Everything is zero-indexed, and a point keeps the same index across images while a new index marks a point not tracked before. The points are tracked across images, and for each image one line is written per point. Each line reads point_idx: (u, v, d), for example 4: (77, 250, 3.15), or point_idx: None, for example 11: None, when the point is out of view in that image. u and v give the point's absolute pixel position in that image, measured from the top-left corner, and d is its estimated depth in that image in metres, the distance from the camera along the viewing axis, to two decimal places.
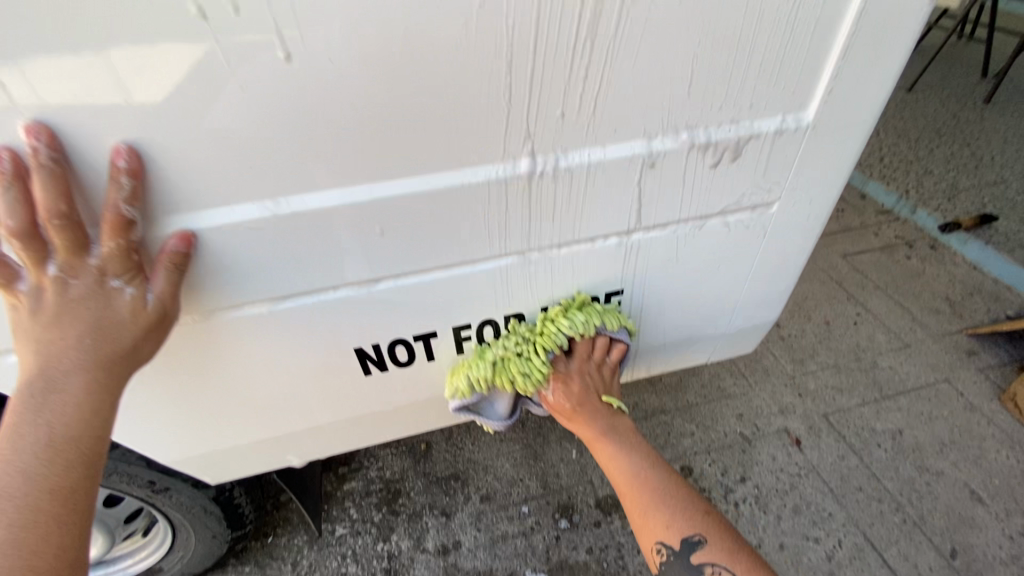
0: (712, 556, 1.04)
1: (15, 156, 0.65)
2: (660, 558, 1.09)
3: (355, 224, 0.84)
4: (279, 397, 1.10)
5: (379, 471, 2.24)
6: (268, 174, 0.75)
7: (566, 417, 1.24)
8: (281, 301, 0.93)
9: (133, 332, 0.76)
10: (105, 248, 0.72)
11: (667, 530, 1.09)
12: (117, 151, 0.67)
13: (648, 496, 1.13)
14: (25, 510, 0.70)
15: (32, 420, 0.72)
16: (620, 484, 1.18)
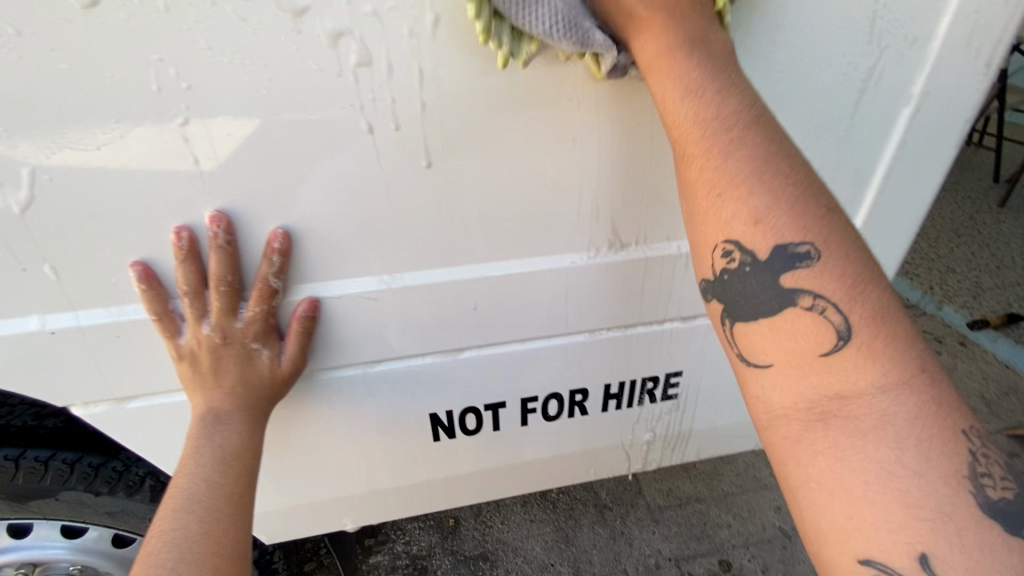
0: (826, 283, 0.64)
1: (194, 235, 0.79)
2: (723, 263, 0.69)
3: (453, 300, 0.95)
4: (349, 460, 1.14)
5: (406, 545, 2.18)
6: (391, 254, 0.87)
7: (644, 31, 0.71)
8: (375, 365, 1.01)
9: (272, 382, 0.88)
10: (255, 312, 0.85)
11: (756, 228, 0.66)
12: (275, 235, 0.80)
13: (744, 174, 0.66)
14: (210, 509, 0.76)
15: (205, 442, 0.82)
16: (693, 144, 0.68)
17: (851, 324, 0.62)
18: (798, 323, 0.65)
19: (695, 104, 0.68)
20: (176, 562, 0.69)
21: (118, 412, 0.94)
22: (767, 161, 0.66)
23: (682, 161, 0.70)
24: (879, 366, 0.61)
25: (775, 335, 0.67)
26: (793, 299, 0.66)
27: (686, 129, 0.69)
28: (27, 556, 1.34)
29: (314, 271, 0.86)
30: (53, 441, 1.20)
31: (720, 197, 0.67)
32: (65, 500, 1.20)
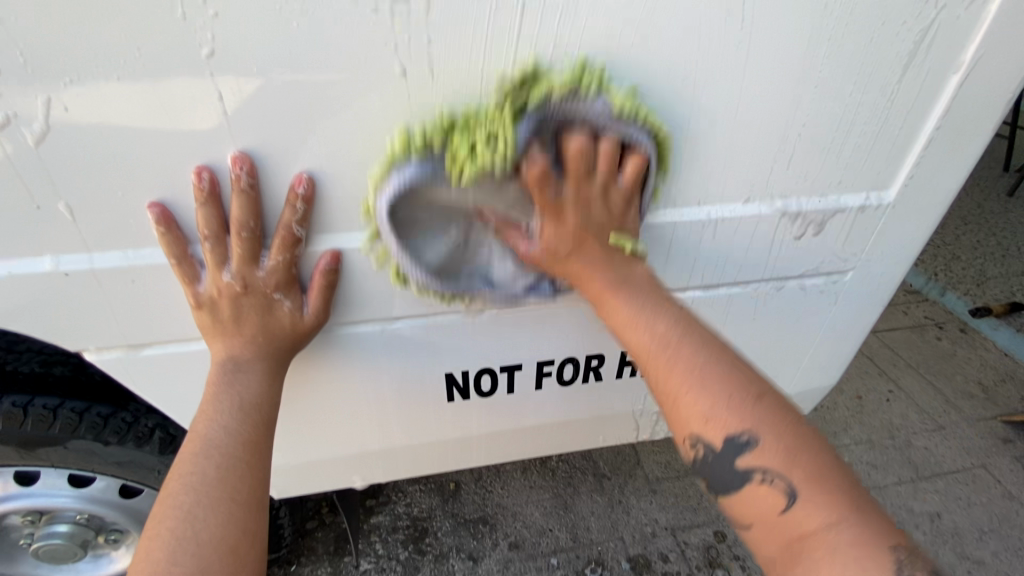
0: (766, 459, 0.71)
1: (215, 175, 0.76)
2: (694, 454, 0.77)
3: (478, 257, 0.92)
4: (362, 417, 1.13)
5: (407, 507, 2.21)
6: (416, 208, 0.84)
7: (577, 239, 0.82)
8: (394, 322, 0.99)
9: (293, 334, 0.86)
10: (277, 261, 0.82)
11: (707, 424, 0.74)
12: (301, 180, 0.77)
13: (688, 364, 0.76)
14: (227, 454, 0.76)
15: (225, 387, 0.81)
16: (651, 364, 0.78)
17: (795, 486, 0.69)
18: (756, 494, 0.72)
19: (635, 321, 0.80)
20: (193, 504, 0.70)
21: (132, 359, 0.92)
22: (703, 363, 0.75)
23: (643, 366, 0.79)
24: (823, 513, 0.66)
25: (742, 504, 0.74)
26: (748, 477, 0.72)
27: (646, 355, 0.79)
28: (35, 502, 1.34)
29: (338, 221, 0.83)
30: (61, 389, 1.19)
31: (682, 387, 0.75)
32: (74, 448, 1.20)
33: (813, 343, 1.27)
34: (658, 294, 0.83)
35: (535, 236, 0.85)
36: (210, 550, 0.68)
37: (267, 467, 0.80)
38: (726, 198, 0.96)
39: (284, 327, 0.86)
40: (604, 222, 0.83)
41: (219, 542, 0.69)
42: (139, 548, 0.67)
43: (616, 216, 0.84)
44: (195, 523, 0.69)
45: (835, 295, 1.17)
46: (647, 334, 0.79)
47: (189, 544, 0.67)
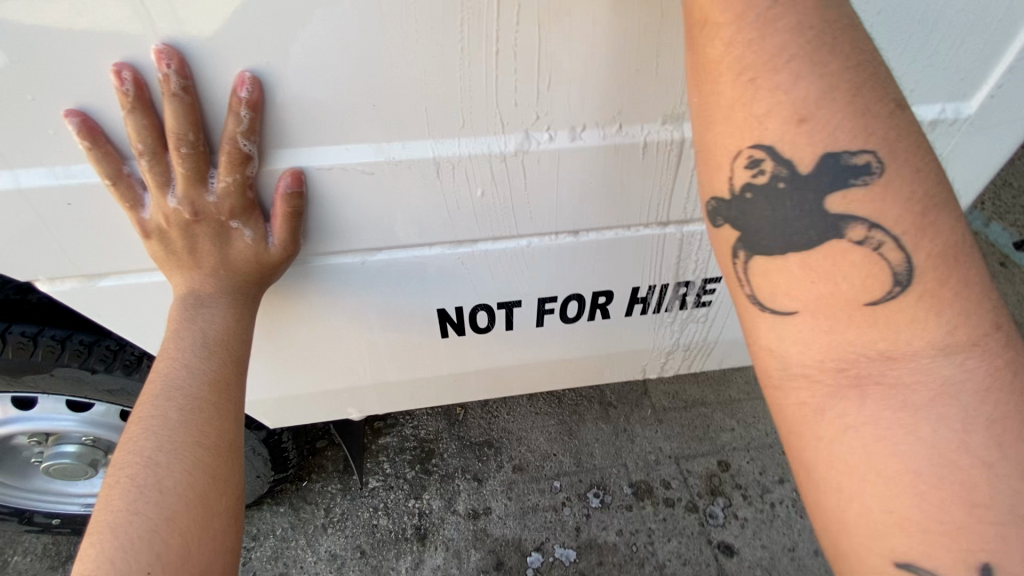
0: (880, 204, 0.51)
1: (139, 76, 0.63)
2: (748, 176, 0.54)
3: (467, 179, 0.79)
4: (351, 353, 1.06)
5: (414, 429, 2.24)
6: (388, 116, 0.70)
7: None
8: (377, 253, 0.88)
9: (257, 266, 0.76)
10: (228, 181, 0.70)
11: (797, 125, 0.52)
12: (242, 79, 0.63)
13: (782, 50, 0.51)
14: (192, 396, 0.68)
15: (188, 322, 0.73)
16: (722, 56, 0.53)
17: (913, 263, 0.50)
18: (840, 262, 0.52)
19: (735, 4, 0.52)
20: (154, 452, 0.64)
21: (90, 290, 0.84)
22: (807, 49, 0.51)
23: (711, 81, 0.54)
24: (941, 321, 0.50)
25: (804, 266, 0.53)
26: (838, 229, 0.52)
27: (718, 27, 0.54)
28: (38, 425, 1.36)
29: (296, 132, 0.69)
30: (40, 317, 1.14)
31: (750, 77, 0.52)
32: (63, 376, 1.17)
33: None
34: None
35: None
36: (174, 498, 0.62)
37: (239, 409, 0.72)
38: None
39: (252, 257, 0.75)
40: None
41: (184, 490, 0.63)
42: (100, 498, 0.62)
43: None
44: (158, 471, 0.63)
45: None
46: (750, 40, 0.52)
47: (149, 493, 0.61)
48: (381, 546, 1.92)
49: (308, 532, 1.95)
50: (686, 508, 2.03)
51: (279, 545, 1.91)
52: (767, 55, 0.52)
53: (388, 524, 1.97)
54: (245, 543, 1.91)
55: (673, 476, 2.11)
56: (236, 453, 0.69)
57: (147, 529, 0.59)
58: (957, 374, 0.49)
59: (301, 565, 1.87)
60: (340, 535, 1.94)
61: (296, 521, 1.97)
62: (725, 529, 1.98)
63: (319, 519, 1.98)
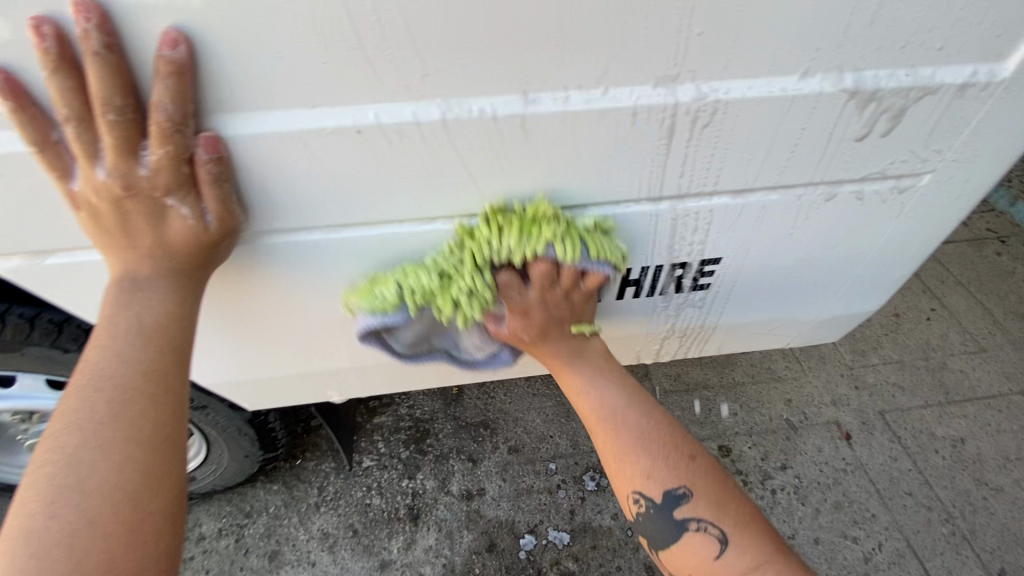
0: (698, 509, 0.85)
1: (61, 32, 0.56)
2: (635, 508, 0.89)
3: (433, 147, 0.71)
4: (325, 335, 1.01)
5: (409, 409, 2.21)
6: (338, 75, 0.63)
7: (523, 342, 0.95)
8: (343, 230, 0.82)
9: (194, 248, 0.71)
10: (158, 155, 0.64)
11: (645, 480, 0.88)
12: (168, 38, 0.57)
13: (630, 441, 0.90)
14: (123, 389, 0.67)
15: (120, 308, 0.70)
16: (604, 435, 0.92)
17: (727, 535, 0.83)
18: (693, 543, 0.85)
19: (596, 405, 0.95)
20: (79, 448, 0.64)
21: (38, 268, 0.79)
22: (628, 416, 0.92)
23: (595, 433, 0.95)
24: (743, 552, 0.82)
25: (682, 550, 0.86)
26: (686, 525, 0.85)
27: (591, 422, 0.95)
28: (18, 403, 1.33)
29: (236, 91, 0.63)
30: (7, 294, 1.10)
31: (618, 458, 0.90)
32: (34, 354, 1.13)
33: (860, 263, 1.05)
34: (607, 365, 0.98)
35: (501, 326, 0.93)
36: (97, 500, 0.62)
37: (178, 401, 0.71)
38: (772, 70, 0.70)
39: (188, 237, 0.71)
40: (561, 317, 0.92)
41: (110, 490, 0.62)
42: (20, 496, 0.62)
43: (565, 313, 0.92)
44: (83, 469, 0.63)
45: (897, 206, 0.93)
46: (592, 399, 0.95)
47: (71, 494, 0.61)
48: (373, 525, 1.90)
49: (301, 511, 1.94)
50: None
51: (272, 522, 1.91)
52: (622, 437, 0.91)
53: (381, 504, 1.96)
54: (238, 520, 1.91)
55: None
56: (171, 448, 0.68)
57: (71, 530, 0.59)
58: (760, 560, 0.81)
59: (293, 543, 1.87)
60: (332, 514, 1.93)
61: (289, 499, 1.96)
62: None
63: (312, 497, 1.97)
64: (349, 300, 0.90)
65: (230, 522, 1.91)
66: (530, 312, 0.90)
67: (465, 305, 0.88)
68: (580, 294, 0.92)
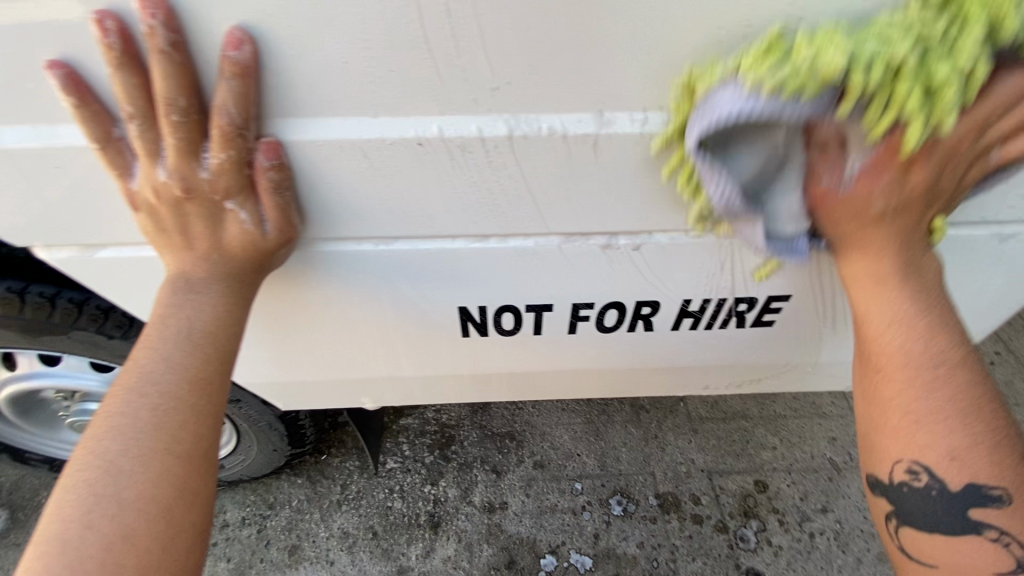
0: (1010, 521, 0.65)
1: (126, 27, 0.54)
2: (906, 479, 0.70)
3: (495, 165, 0.67)
4: (365, 345, 0.98)
5: (436, 413, 2.19)
6: (405, 86, 0.59)
7: (849, 222, 0.68)
8: (394, 241, 0.78)
9: (248, 253, 0.69)
10: (219, 158, 0.63)
11: (946, 460, 0.66)
12: (232, 38, 0.54)
13: (943, 395, 0.67)
14: (167, 396, 0.67)
15: (172, 309, 0.69)
16: (884, 360, 0.71)
17: None
18: (970, 547, 0.67)
19: (899, 313, 0.69)
20: (120, 456, 0.63)
21: (88, 260, 0.78)
22: (931, 343, 0.69)
23: (880, 388, 0.71)
24: None
25: (945, 547, 0.69)
26: (975, 528, 0.67)
27: (883, 350, 0.71)
28: (63, 382, 1.37)
29: (300, 96, 0.60)
30: (56, 278, 1.10)
31: (912, 418, 0.68)
32: (79, 338, 1.14)
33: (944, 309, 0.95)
34: (933, 285, 0.71)
35: (848, 183, 0.66)
36: (134, 511, 0.61)
37: (218, 412, 0.70)
38: None
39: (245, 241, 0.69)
40: (939, 193, 0.66)
41: (145, 503, 0.62)
42: (54, 501, 0.61)
43: (949, 192, 0.66)
44: (121, 478, 0.62)
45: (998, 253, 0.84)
46: (899, 319, 0.69)
47: (109, 503, 0.60)
48: (393, 529, 1.88)
49: (323, 507, 1.94)
50: (715, 527, 1.90)
51: (294, 516, 1.91)
52: (925, 367, 0.68)
53: (402, 508, 1.94)
54: (261, 511, 1.92)
55: (704, 491, 1.98)
56: (204, 463, 0.67)
57: (101, 543, 0.58)
58: None
59: (313, 539, 1.87)
60: (353, 513, 1.92)
61: (312, 494, 1.96)
62: (755, 554, 1.84)
63: (334, 495, 1.96)
64: (670, 154, 0.66)
65: (253, 512, 1.92)
66: (928, 150, 0.61)
67: (945, 94, 0.55)
68: (976, 170, 0.66)
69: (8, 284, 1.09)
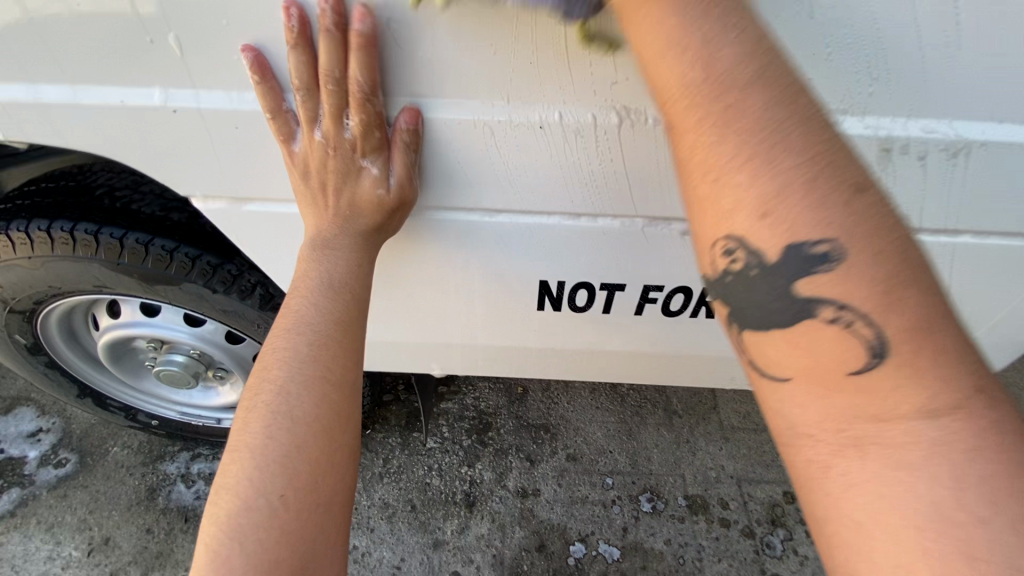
0: (850, 292, 0.52)
1: (304, 13, 0.67)
2: (725, 263, 0.58)
3: (601, 149, 0.77)
4: (450, 311, 1.09)
5: (475, 400, 2.28)
6: (536, 78, 0.71)
7: None
8: (496, 215, 0.89)
9: (378, 206, 0.80)
10: (358, 121, 0.74)
11: (761, 223, 0.54)
12: (359, 12, 0.67)
13: (742, 142, 0.54)
14: (316, 332, 0.74)
15: (318, 258, 0.79)
16: (682, 111, 0.57)
17: (890, 344, 0.51)
18: (824, 343, 0.54)
19: (692, 40, 0.56)
20: (286, 378, 0.71)
21: (235, 212, 0.91)
22: (749, 82, 0.54)
23: (679, 138, 0.58)
24: (930, 389, 0.50)
25: (789, 344, 0.56)
26: (811, 312, 0.55)
27: (674, 97, 0.57)
28: (157, 332, 1.51)
29: (447, 81, 0.72)
30: (177, 234, 1.24)
31: (715, 176, 0.55)
32: (187, 290, 1.28)
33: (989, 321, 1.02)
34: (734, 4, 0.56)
35: None
36: (302, 432, 0.68)
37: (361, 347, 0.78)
38: (942, 113, 0.72)
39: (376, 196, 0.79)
40: None
41: (310, 419, 0.69)
42: (239, 418, 0.70)
43: None
44: (290, 399, 0.70)
45: None
46: (699, 58, 0.55)
47: (283, 423, 0.68)
48: (430, 504, 1.98)
49: (365, 477, 2.04)
50: (742, 532, 1.94)
51: None
52: (727, 101, 0.55)
53: (440, 485, 2.03)
54: None
55: (732, 497, 2.02)
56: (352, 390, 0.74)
57: (281, 450, 0.67)
58: (944, 435, 0.49)
59: (355, 506, 1.97)
60: (394, 486, 2.02)
61: (356, 465, 2.07)
62: (781, 561, 1.88)
63: (376, 467, 2.07)
64: None
65: None
66: None
67: None
68: None
69: (136, 235, 1.21)
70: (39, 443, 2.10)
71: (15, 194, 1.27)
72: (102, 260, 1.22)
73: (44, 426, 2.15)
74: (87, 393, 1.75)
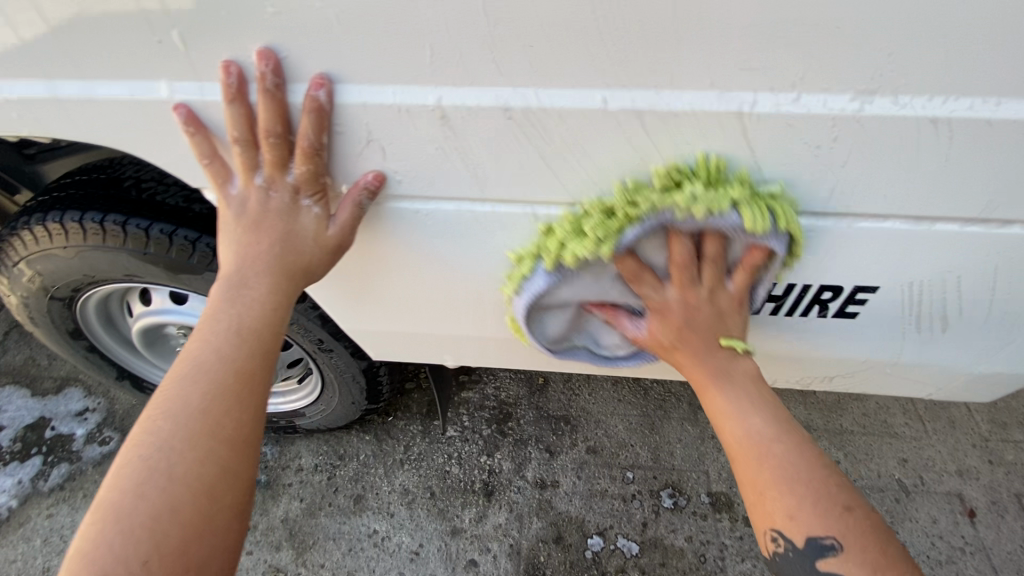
0: (850, 565, 0.76)
1: (243, 71, 0.72)
2: (773, 548, 0.82)
3: (610, 135, 0.73)
4: (459, 303, 1.08)
5: (496, 390, 2.27)
6: (545, 58, 0.67)
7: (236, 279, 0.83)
8: (501, 205, 0.86)
9: (316, 245, 0.83)
10: (302, 170, 0.79)
11: (790, 521, 0.79)
12: (317, 81, 0.71)
13: (772, 442, 0.83)
14: (214, 383, 0.74)
15: (227, 303, 0.80)
16: (743, 451, 0.84)
17: None
18: None
19: None
20: (169, 436, 0.71)
21: None
22: (776, 439, 0.83)
23: (739, 461, 0.84)
24: None
25: None
26: None
27: (741, 446, 0.84)
28: (186, 320, 1.56)
29: (448, 66, 0.69)
30: (199, 225, 1.27)
31: (773, 486, 0.80)
32: (209, 279, 1.31)
33: None
34: None
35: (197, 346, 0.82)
36: (179, 490, 0.68)
37: (257, 399, 0.76)
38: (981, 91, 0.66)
39: (298, 241, 0.82)
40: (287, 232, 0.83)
41: (190, 485, 0.69)
42: (113, 472, 0.69)
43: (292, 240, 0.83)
44: (170, 456, 0.70)
45: None
46: (722, 392, 0.88)
47: (160, 480, 0.68)
48: (449, 492, 2.00)
49: (387, 464, 2.07)
50: None
51: (361, 469, 2.06)
52: None
53: (460, 474, 2.04)
54: (332, 461, 2.08)
55: None
56: (246, 448, 0.74)
57: (152, 514, 0.66)
58: None
59: (376, 492, 2.00)
60: (414, 473, 2.05)
61: (378, 451, 2.10)
62: None
63: (398, 454, 2.10)
64: None
65: (325, 460, 2.08)
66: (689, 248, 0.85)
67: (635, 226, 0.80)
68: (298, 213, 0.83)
69: (161, 227, 1.25)
70: (86, 421, 2.22)
71: (52, 186, 1.33)
72: (129, 250, 1.26)
73: (91, 405, 2.27)
74: (125, 376, 1.83)
